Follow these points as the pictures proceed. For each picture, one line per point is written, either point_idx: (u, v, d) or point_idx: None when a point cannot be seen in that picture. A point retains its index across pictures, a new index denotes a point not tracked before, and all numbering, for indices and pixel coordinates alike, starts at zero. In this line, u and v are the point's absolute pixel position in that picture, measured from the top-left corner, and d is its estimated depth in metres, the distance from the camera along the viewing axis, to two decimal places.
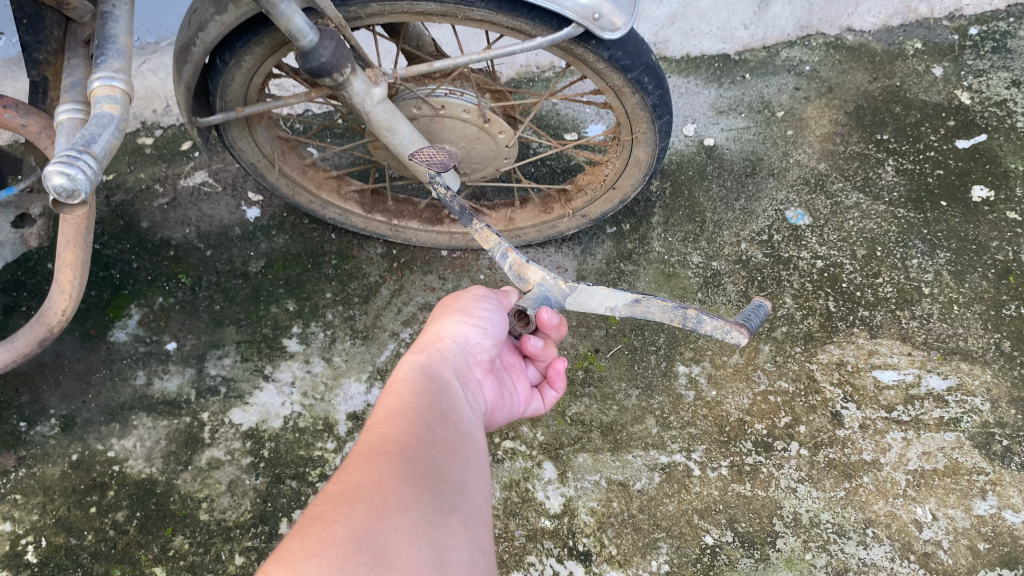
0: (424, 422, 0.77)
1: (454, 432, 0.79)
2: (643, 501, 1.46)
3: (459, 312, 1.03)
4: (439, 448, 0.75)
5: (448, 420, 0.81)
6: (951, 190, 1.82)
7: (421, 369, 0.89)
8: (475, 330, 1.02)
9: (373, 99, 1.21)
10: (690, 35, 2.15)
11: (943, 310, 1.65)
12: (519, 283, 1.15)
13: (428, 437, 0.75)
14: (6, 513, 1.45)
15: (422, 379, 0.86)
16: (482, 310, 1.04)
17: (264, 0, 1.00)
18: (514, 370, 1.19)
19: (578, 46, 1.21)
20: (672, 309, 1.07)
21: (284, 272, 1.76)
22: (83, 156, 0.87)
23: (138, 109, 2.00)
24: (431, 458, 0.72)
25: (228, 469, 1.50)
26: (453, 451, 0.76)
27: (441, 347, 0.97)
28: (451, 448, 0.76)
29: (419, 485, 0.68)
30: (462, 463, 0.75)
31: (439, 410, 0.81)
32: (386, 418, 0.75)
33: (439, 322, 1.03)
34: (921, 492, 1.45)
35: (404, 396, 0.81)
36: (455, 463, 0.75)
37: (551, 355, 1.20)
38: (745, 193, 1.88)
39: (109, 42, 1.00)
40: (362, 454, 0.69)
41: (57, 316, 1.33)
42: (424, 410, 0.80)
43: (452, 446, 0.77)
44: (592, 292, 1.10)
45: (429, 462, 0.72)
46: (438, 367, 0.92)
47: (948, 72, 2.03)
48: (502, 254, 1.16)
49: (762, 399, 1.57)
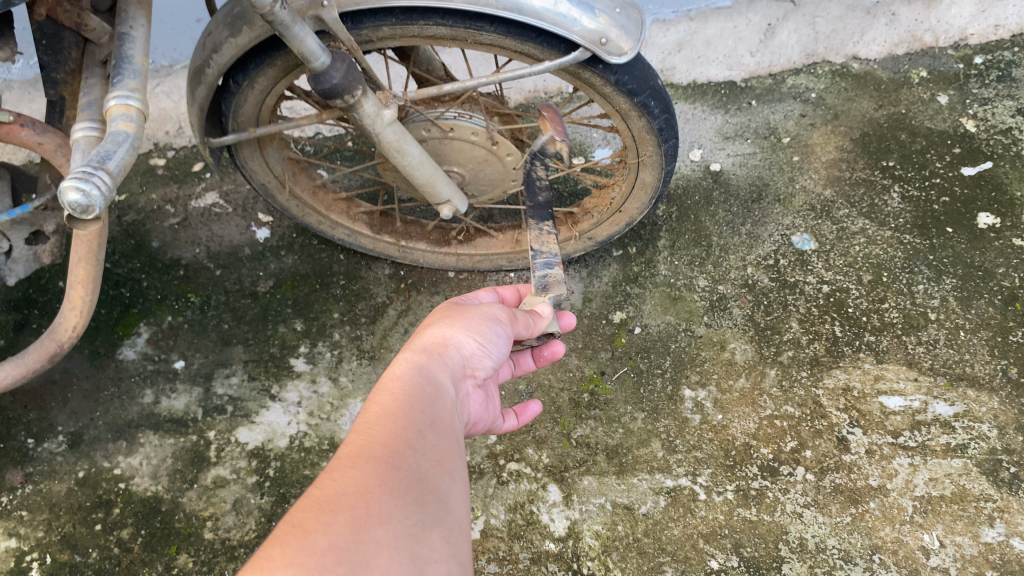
0: (415, 429, 0.77)
1: (443, 441, 0.79)
2: (648, 524, 1.45)
3: (466, 323, 1.00)
4: (427, 456, 0.75)
5: (439, 431, 0.81)
6: (957, 216, 1.83)
7: (420, 376, 0.87)
8: (480, 346, 1.00)
9: (383, 121, 1.22)
10: (696, 62, 2.18)
11: (949, 336, 1.65)
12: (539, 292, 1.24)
13: (417, 446, 0.75)
14: (11, 530, 1.45)
15: (419, 386, 0.85)
16: (490, 328, 1.02)
17: (277, 23, 1.02)
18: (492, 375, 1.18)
19: (585, 71, 1.23)
20: None
21: (293, 292, 1.78)
22: (97, 172, 0.89)
23: (151, 131, 2.04)
24: (417, 468, 0.73)
25: (233, 488, 1.50)
26: (439, 461, 0.76)
27: (444, 354, 0.95)
28: (438, 458, 0.76)
29: (403, 496, 0.68)
30: (448, 474, 0.76)
31: (432, 417, 0.81)
32: (377, 424, 0.75)
33: (443, 324, 1.00)
34: (929, 519, 1.44)
35: (397, 402, 0.80)
36: (441, 473, 0.75)
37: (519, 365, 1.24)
38: (751, 218, 1.89)
39: (126, 62, 1.02)
40: (348, 459, 0.70)
41: (67, 332, 1.34)
42: (417, 418, 0.79)
43: (440, 456, 0.77)
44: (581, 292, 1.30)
45: (415, 471, 0.72)
46: (437, 375, 0.90)
47: (953, 101, 2.05)
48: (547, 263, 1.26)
49: (768, 423, 1.57)
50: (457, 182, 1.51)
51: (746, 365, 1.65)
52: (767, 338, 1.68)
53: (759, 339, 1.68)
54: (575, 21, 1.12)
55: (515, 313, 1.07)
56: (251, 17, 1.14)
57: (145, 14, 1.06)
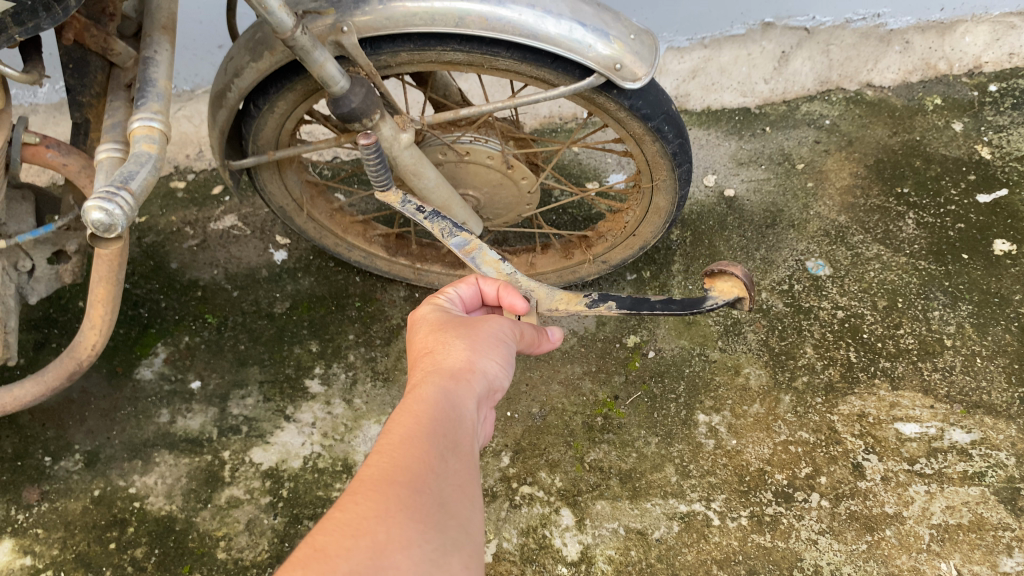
0: (437, 454, 0.76)
1: (465, 465, 0.79)
2: (661, 550, 1.45)
3: (481, 343, 0.97)
4: (449, 481, 0.75)
5: (461, 454, 0.80)
6: (973, 243, 1.83)
7: (449, 403, 0.85)
8: (496, 366, 0.97)
9: (401, 145, 1.24)
10: (710, 89, 2.19)
11: (966, 363, 1.64)
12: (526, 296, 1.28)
13: (440, 471, 0.75)
14: (27, 547, 1.46)
15: (443, 412, 0.83)
16: (502, 348, 0.99)
17: (298, 49, 1.04)
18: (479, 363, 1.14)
19: (599, 96, 1.25)
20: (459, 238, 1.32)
21: (309, 313, 1.79)
22: (121, 192, 0.91)
23: (172, 154, 2.07)
24: (439, 493, 0.73)
25: (247, 508, 1.50)
26: (462, 485, 0.76)
27: (472, 378, 0.91)
28: (460, 483, 0.76)
29: (425, 522, 0.69)
30: (470, 500, 0.75)
31: (456, 444, 0.80)
32: (399, 448, 0.75)
33: (457, 345, 0.96)
34: (946, 547, 1.42)
35: (419, 425, 0.79)
36: (463, 499, 0.75)
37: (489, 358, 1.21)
38: (766, 244, 1.89)
39: (150, 85, 1.04)
40: (371, 483, 0.70)
41: (86, 351, 1.36)
42: (438, 441, 0.78)
43: (463, 481, 0.76)
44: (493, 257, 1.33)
45: (437, 497, 0.72)
46: (463, 397, 0.87)
47: (968, 128, 2.05)
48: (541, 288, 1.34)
49: (782, 449, 1.56)
50: (472, 206, 1.53)
51: (761, 390, 1.64)
52: (781, 363, 1.68)
53: (774, 364, 1.68)
54: (591, 47, 1.13)
55: (522, 326, 1.05)
56: (273, 42, 1.16)
57: (169, 39, 1.09)
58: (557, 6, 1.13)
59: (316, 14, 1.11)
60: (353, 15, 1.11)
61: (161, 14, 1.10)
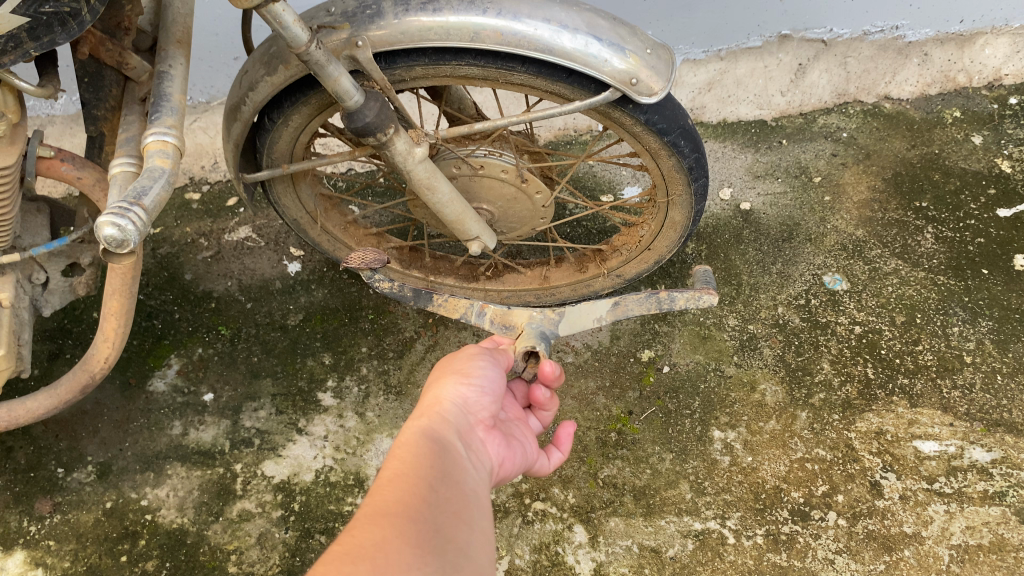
0: (426, 485, 0.76)
1: (458, 492, 0.79)
2: (675, 568, 1.43)
3: (453, 374, 1.01)
4: (443, 508, 0.74)
5: (452, 482, 0.80)
6: (993, 258, 1.81)
7: (422, 434, 0.87)
8: (472, 391, 1.00)
9: (415, 159, 1.22)
10: (726, 101, 2.18)
11: (986, 380, 1.62)
12: (506, 331, 1.25)
13: (432, 499, 0.75)
14: (38, 559, 1.45)
15: (423, 446, 0.84)
16: (474, 367, 1.02)
17: (311, 63, 1.02)
18: (518, 421, 1.13)
19: (615, 110, 1.24)
20: (646, 298, 1.28)
21: (321, 326, 1.79)
22: (133, 208, 0.91)
23: (187, 166, 2.09)
24: (434, 520, 0.72)
25: (258, 522, 1.50)
26: (456, 512, 0.75)
27: (442, 409, 0.94)
28: (454, 509, 0.75)
29: (421, 545, 0.67)
30: (465, 523, 0.75)
31: (442, 471, 0.81)
32: (389, 482, 0.75)
33: (433, 386, 1.00)
34: (966, 568, 1.39)
35: (406, 460, 0.80)
36: (459, 525, 0.74)
37: (555, 409, 1.17)
38: (782, 258, 1.87)
39: (164, 99, 1.04)
40: (365, 518, 0.69)
41: (99, 363, 1.35)
42: (425, 473, 0.78)
43: (456, 506, 0.76)
44: (578, 310, 1.27)
45: (431, 523, 0.71)
46: (436, 428, 0.90)
47: (988, 141, 2.04)
48: (479, 313, 1.28)
49: (799, 466, 1.54)
50: (486, 220, 1.52)
51: (777, 407, 1.62)
52: (798, 378, 1.66)
53: (790, 380, 1.66)
54: (606, 61, 1.13)
55: (495, 353, 1.09)
56: (287, 56, 1.16)
57: (184, 53, 1.09)
58: (572, 20, 1.13)
59: (331, 29, 1.11)
60: (368, 29, 1.11)
61: (177, 28, 1.10)
